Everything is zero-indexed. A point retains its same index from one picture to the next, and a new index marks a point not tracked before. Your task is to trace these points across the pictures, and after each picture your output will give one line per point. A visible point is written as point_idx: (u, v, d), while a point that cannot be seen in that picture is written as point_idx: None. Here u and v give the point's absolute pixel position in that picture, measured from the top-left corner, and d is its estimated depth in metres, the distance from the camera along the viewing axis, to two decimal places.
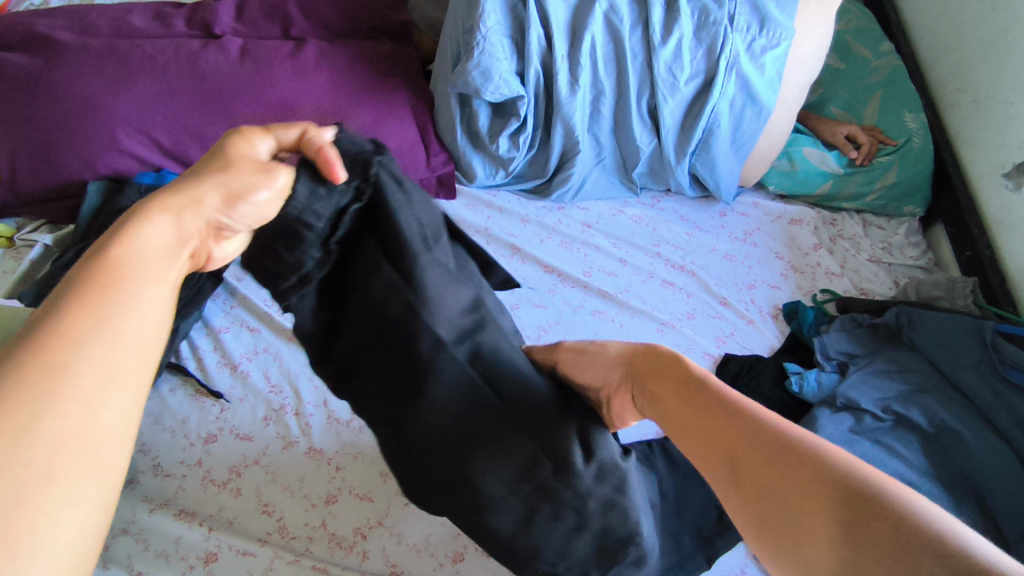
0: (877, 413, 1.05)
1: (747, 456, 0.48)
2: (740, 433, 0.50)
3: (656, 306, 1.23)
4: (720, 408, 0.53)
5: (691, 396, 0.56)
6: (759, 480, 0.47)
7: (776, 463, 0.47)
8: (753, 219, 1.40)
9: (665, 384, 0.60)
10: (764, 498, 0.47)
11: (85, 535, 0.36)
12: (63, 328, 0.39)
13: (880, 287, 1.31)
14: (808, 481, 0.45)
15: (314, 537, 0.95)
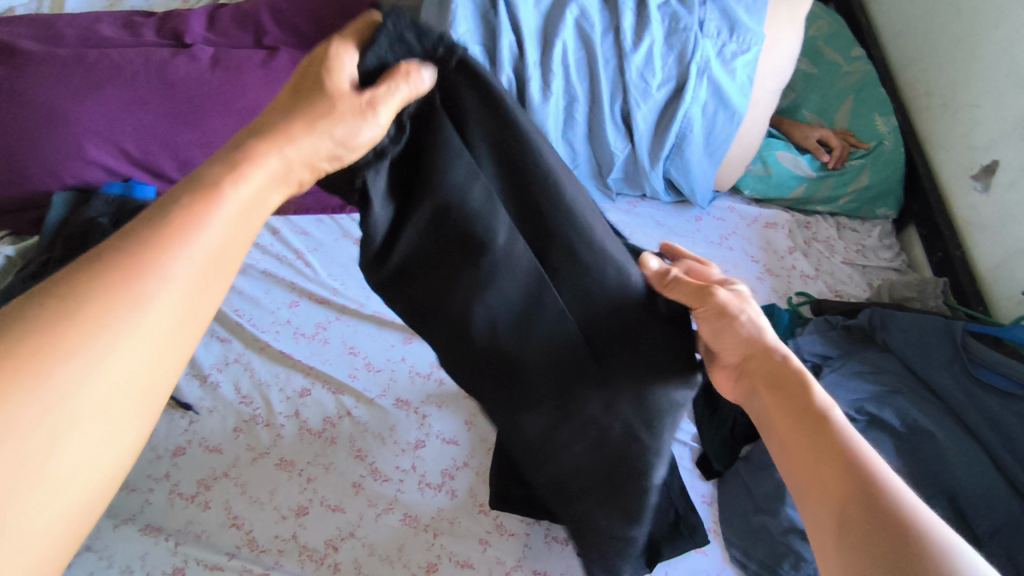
0: (850, 413, 1.05)
1: (856, 515, 0.48)
2: (850, 489, 0.50)
3: None
4: (840, 455, 0.52)
5: (813, 426, 0.56)
6: (861, 544, 0.47)
7: (885, 534, 0.46)
8: (728, 223, 1.41)
9: (784, 404, 0.59)
10: (859, 563, 0.46)
11: (98, 481, 0.37)
12: (149, 257, 0.39)
13: (854, 289, 1.32)
14: (892, 555, 0.45)
15: (284, 549, 0.93)
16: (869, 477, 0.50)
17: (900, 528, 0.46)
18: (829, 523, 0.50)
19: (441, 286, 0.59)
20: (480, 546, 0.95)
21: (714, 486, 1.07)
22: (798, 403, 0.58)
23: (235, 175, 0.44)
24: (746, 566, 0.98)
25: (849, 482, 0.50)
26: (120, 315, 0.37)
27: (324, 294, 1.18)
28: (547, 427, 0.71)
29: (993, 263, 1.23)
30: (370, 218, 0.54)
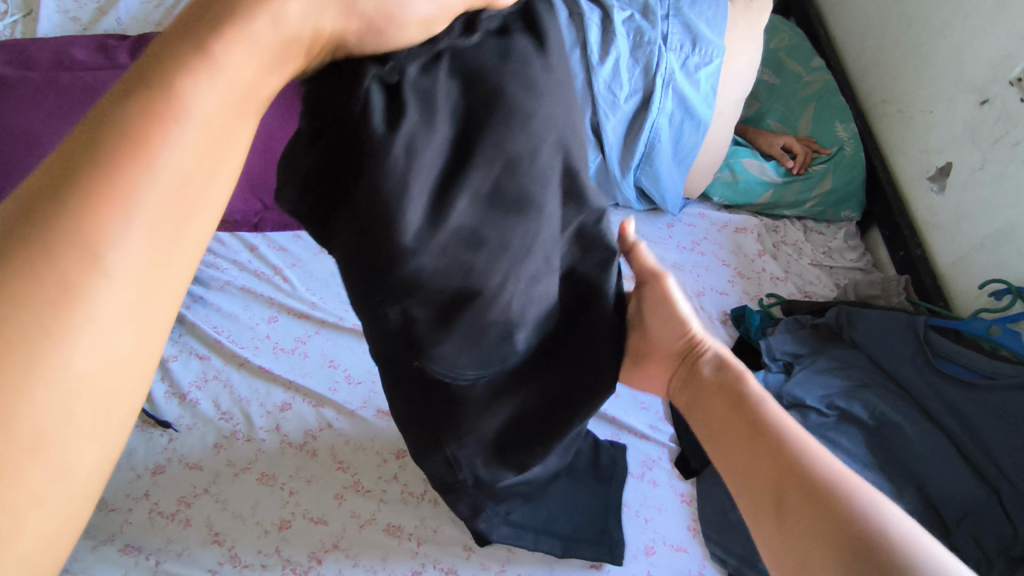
0: (822, 409, 1.08)
1: (793, 490, 0.51)
2: (783, 467, 0.52)
3: None
4: (761, 434, 0.56)
5: (744, 412, 0.59)
6: (796, 517, 0.49)
7: (813, 504, 0.48)
8: (700, 229, 1.45)
9: (721, 397, 0.63)
10: (795, 534, 0.49)
11: (59, 527, 0.25)
12: (88, 192, 0.25)
13: (822, 289, 1.36)
14: (825, 526, 0.47)
15: (267, 564, 0.93)
16: (797, 452, 0.53)
17: (826, 497, 0.48)
18: (766, 499, 0.52)
19: (474, 272, 0.45)
20: (464, 552, 0.96)
21: (692, 485, 1.09)
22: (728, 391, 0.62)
23: (203, 54, 0.29)
24: (727, 562, 1.00)
25: (777, 456, 0.54)
26: (79, 258, 0.25)
27: (303, 309, 1.18)
28: (495, 412, 0.62)
29: (951, 260, 1.28)
30: (408, 154, 0.39)
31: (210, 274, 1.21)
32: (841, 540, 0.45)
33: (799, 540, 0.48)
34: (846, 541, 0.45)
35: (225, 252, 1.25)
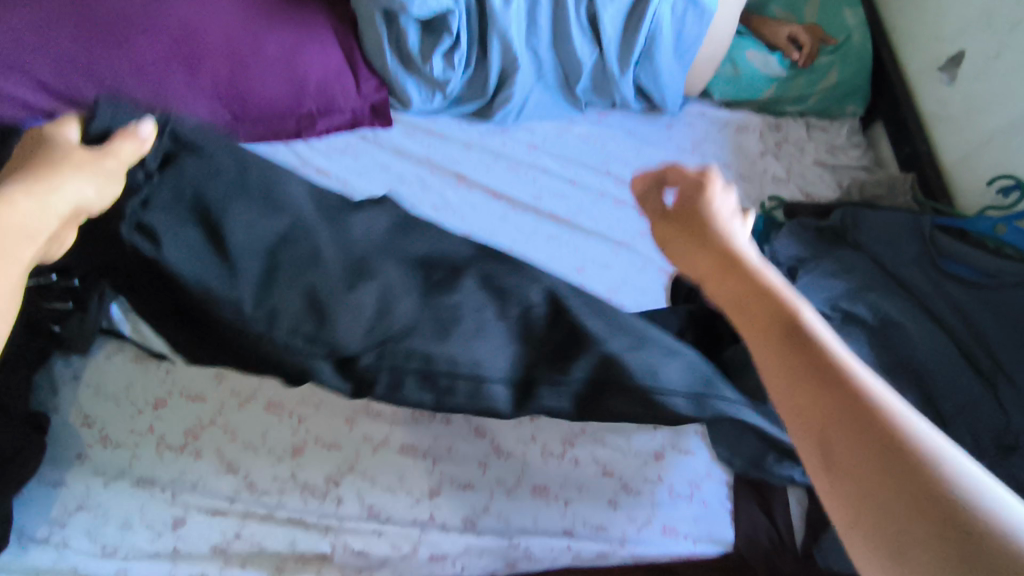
0: (826, 311, 1.09)
1: (841, 444, 0.46)
2: (851, 416, 0.47)
3: (609, 226, 1.23)
4: (810, 354, 0.52)
5: (801, 347, 0.53)
6: (846, 463, 0.46)
7: (891, 479, 0.43)
8: (699, 129, 1.38)
9: (761, 312, 0.56)
10: (895, 531, 0.42)
11: None
12: None
13: (824, 189, 1.33)
14: (898, 486, 0.43)
15: (284, 489, 0.94)
16: (829, 352, 0.52)
17: (908, 458, 0.44)
18: (810, 431, 0.49)
19: None
20: (479, 469, 0.99)
21: None
22: (777, 319, 0.55)
23: None
24: (732, 462, 1.04)
25: (830, 406, 0.48)
26: None
27: None
28: None
29: (958, 155, 1.25)
30: None
31: None
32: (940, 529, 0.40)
33: (867, 516, 0.43)
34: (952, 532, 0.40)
35: None
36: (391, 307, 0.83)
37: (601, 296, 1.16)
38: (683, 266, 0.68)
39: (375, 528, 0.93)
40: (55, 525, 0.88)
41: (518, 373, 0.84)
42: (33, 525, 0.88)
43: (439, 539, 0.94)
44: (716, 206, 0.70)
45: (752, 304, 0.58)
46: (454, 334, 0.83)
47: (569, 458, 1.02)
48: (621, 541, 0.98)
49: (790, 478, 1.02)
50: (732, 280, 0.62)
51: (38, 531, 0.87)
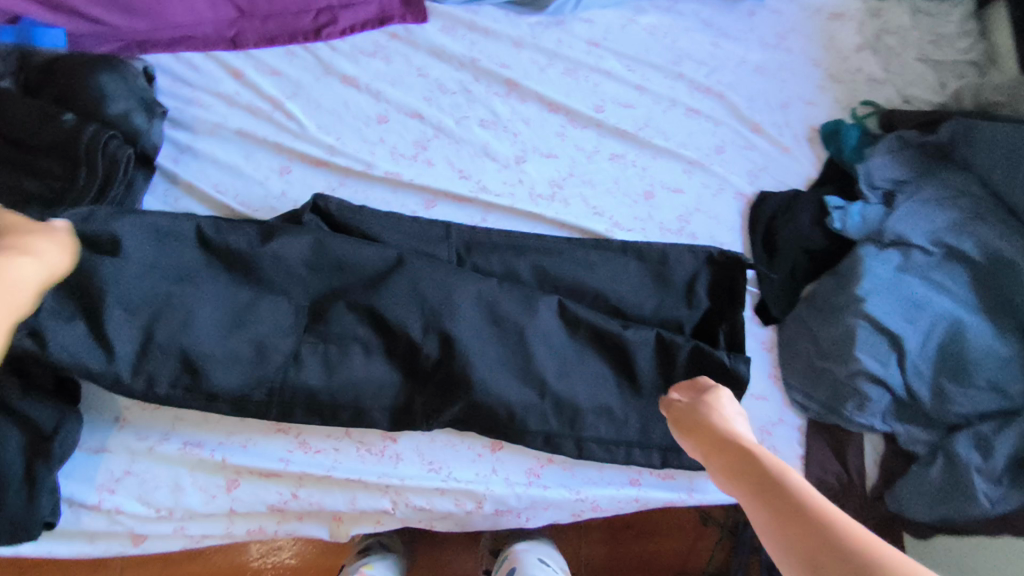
0: (926, 247, 0.98)
1: None
2: (840, 550, 0.50)
3: (680, 142, 1.08)
4: (810, 524, 0.53)
5: (776, 492, 0.57)
6: None
7: None
8: (786, 17, 1.17)
9: (745, 483, 0.60)
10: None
11: None
12: None
13: (926, 92, 1.15)
14: None
15: (339, 446, 0.90)
16: (791, 480, 0.58)
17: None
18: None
19: None
20: None
21: (774, 331, 1.03)
22: (763, 480, 0.59)
23: None
24: (808, 409, 0.98)
25: (834, 556, 0.50)
26: None
27: (320, 154, 0.95)
28: None
29: None
30: None
31: (193, 114, 0.94)
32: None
33: None
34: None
35: (204, 82, 0.96)
36: (341, 364, 0.84)
37: (671, 224, 1.03)
38: (687, 452, 0.69)
39: (437, 486, 0.91)
40: (103, 490, 0.84)
41: (399, 401, 0.86)
42: (83, 491, 0.83)
43: (502, 493, 0.91)
44: (720, 393, 0.73)
45: (752, 486, 0.60)
46: (341, 366, 0.84)
47: None
48: (689, 492, 0.96)
49: (870, 426, 0.96)
50: (725, 474, 0.63)
51: (88, 496, 0.83)
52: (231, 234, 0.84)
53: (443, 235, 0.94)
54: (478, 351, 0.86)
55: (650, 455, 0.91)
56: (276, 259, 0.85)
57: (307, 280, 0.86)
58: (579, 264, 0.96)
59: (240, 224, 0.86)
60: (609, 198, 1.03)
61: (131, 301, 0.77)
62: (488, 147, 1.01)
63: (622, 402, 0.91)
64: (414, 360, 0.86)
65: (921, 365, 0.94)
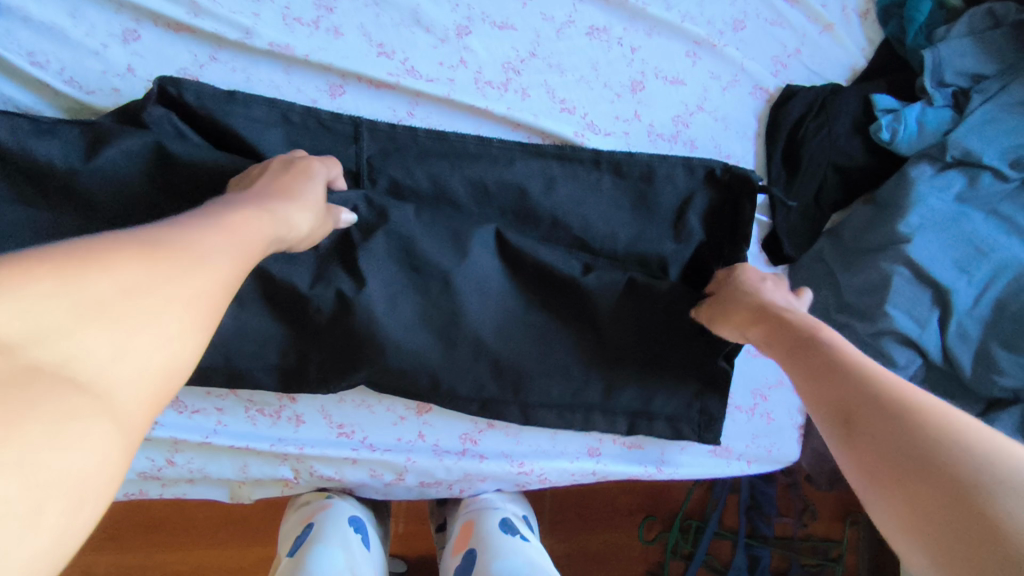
0: (1003, 170, 0.73)
1: (863, 416, 0.43)
2: (856, 393, 0.45)
3: (687, 12, 0.79)
4: (831, 362, 0.49)
5: (806, 349, 0.53)
6: (869, 435, 0.42)
7: (894, 431, 0.40)
8: None
9: (780, 343, 0.57)
10: (887, 467, 0.39)
11: (85, 485, 0.29)
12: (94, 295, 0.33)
13: None
14: (901, 432, 0.40)
15: (223, 408, 0.71)
16: (827, 335, 0.53)
17: (901, 416, 0.41)
18: (834, 416, 0.46)
19: None
20: None
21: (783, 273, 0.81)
22: (799, 335, 0.55)
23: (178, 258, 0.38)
24: None
25: (851, 388, 0.46)
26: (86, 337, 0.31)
27: (179, 16, 0.67)
28: None
29: None
30: None
31: None
32: (919, 466, 0.37)
33: (874, 465, 0.40)
34: (922, 467, 0.37)
35: None
36: None
37: (662, 127, 0.78)
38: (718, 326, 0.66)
39: (347, 456, 0.74)
40: None
41: (289, 362, 0.66)
42: None
43: (431, 465, 0.76)
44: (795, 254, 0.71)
45: (779, 338, 0.57)
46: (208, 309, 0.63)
47: None
48: (657, 468, 0.81)
49: None
50: (760, 336, 0.60)
51: None
52: (36, 134, 0.60)
53: (351, 136, 0.70)
54: (394, 296, 0.66)
55: (614, 424, 0.74)
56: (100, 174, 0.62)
57: (153, 200, 0.63)
58: (532, 179, 0.73)
59: (59, 123, 0.61)
60: (583, 89, 0.77)
61: None
62: (418, 12, 0.73)
63: (579, 360, 0.72)
64: (304, 310, 0.65)
65: (968, 326, 0.73)
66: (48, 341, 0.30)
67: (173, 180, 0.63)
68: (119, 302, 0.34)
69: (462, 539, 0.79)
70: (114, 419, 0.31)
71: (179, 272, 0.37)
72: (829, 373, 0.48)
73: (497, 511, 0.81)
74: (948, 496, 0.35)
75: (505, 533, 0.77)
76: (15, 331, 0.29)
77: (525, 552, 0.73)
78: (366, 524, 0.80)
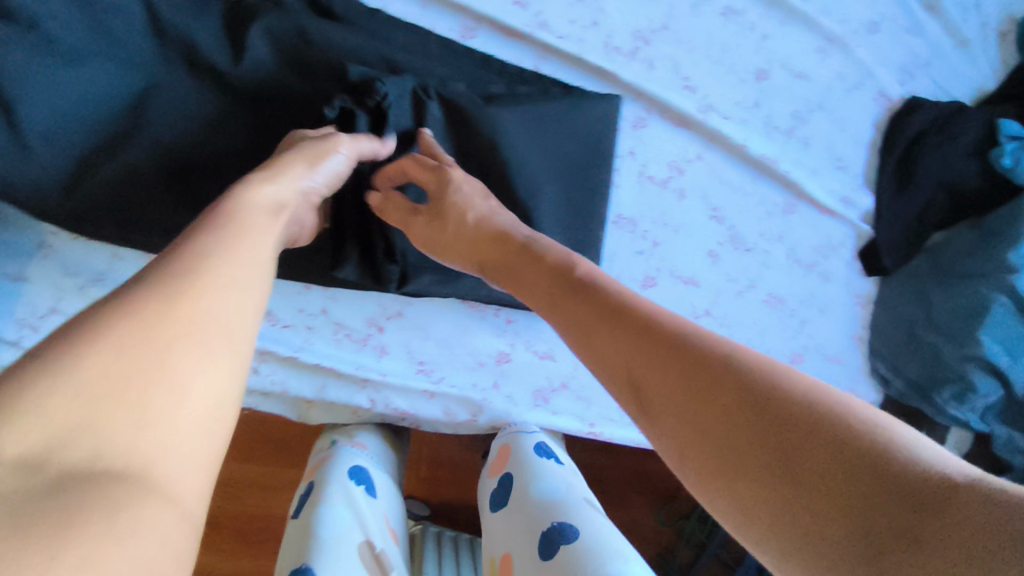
0: None
1: (656, 380, 0.36)
2: (643, 354, 0.37)
3: (822, 6, 0.78)
4: (612, 319, 0.41)
5: (572, 298, 0.45)
6: (670, 401, 0.34)
7: (700, 391, 0.33)
8: None
9: (542, 281, 0.49)
10: (716, 462, 0.31)
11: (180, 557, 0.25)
12: (95, 334, 0.27)
13: None
14: (710, 399, 0.32)
15: (314, 327, 0.72)
16: (591, 284, 0.45)
17: (731, 384, 0.32)
18: (628, 402, 0.37)
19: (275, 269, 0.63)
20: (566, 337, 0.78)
21: (873, 284, 0.83)
22: (557, 277, 0.48)
23: (206, 258, 0.34)
24: (889, 382, 0.82)
25: (655, 354, 0.37)
26: (150, 387, 0.27)
27: None
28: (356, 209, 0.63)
29: None
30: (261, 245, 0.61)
31: None
32: (778, 444, 0.29)
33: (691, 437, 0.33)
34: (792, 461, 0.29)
35: None
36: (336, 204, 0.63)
37: (781, 119, 0.78)
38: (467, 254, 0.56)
39: (426, 390, 0.76)
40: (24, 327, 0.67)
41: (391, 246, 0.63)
42: None
43: (504, 410, 0.77)
44: None
45: (550, 288, 0.48)
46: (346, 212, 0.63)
47: None
48: None
49: (961, 421, 0.77)
50: (520, 285, 0.52)
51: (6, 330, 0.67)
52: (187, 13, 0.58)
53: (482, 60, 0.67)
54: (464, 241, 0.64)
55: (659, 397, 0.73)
56: (249, 71, 0.59)
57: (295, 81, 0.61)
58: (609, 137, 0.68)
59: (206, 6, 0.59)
60: (709, 71, 0.77)
61: (74, 112, 0.53)
62: None
63: None
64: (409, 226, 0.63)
65: None
66: (76, 441, 0.24)
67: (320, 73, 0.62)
68: (144, 345, 0.28)
69: (501, 460, 0.72)
70: (177, 511, 0.25)
71: (156, 407, 0.26)
72: (610, 342, 0.40)
73: (535, 435, 0.73)
74: (816, 493, 0.27)
75: (542, 458, 0.69)
76: (47, 437, 0.24)
77: (562, 475, 0.66)
78: (368, 473, 0.71)
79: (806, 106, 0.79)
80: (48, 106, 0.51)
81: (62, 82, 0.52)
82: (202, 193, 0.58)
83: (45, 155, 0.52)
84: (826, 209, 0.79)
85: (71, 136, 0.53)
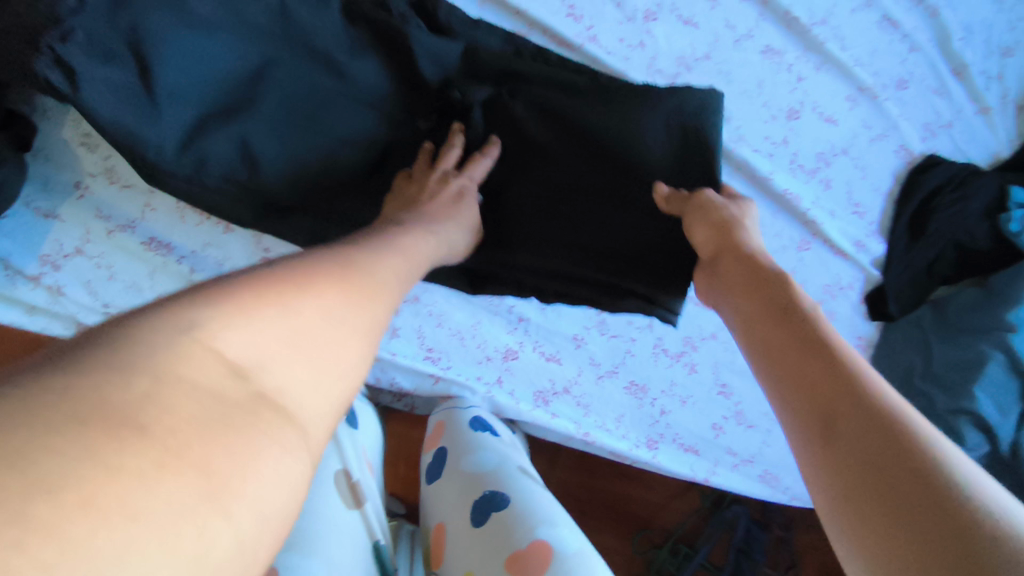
0: None
1: (815, 374, 0.40)
2: (813, 355, 0.41)
3: (857, 56, 0.80)
4: (799, 322, 0.45)
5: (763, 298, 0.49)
6: (822, 392, 0.39)
7: (846, 394, 0.37)
8: None
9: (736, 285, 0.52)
10: (831, 449, 0.36)
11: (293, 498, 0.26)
12: (282, 279, 0.34)
13: None
14: (852, 403, 0.36)
15: None
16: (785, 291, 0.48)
17: (865, 403, 0.36)
18: (788, 377, 0.42)
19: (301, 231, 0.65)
20: (573, 343, 0.78)
21: (877, 328, 0.85)
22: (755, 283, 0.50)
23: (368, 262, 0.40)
24: None
25: (829, 356, 0.41)
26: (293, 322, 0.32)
27: None
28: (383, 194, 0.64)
29: None
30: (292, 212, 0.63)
31: None
32: (881, 451, 0.33)
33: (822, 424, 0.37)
34: (890, 475, 0.32)
35: None
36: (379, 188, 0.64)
37: (807, 158, 0.81)
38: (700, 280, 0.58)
39: (433, 374, 0.77)
40: (47, 264, 0.69)
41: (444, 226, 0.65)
42: (22, 257, 0.69)
43: (505, 405, 0.78)
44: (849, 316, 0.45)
45: (738, 291, 0.51)
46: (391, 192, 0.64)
47: (684, 361, 0.80)
48: (705, 477, 0.83)
49: None
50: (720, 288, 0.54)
51: (29, 265, 0.69)
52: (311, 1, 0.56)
53: None
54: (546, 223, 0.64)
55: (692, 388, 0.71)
56: (365, 83, 0.60)
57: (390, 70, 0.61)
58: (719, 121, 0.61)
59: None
60: (744, 103, 0.79)
61: (192, 75, 0.53)
62: None
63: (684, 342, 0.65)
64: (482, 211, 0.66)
65: None
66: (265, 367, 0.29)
67: (432, 103, 0.64)
68: (302, 304, 0.33)
69: (434, 440, 0.72)
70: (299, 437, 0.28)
71: (299, 358, 0.31)
72: (787, 336, 0.45)
73: (470, 411, 0.74)
74: (891, 512, 0.31)
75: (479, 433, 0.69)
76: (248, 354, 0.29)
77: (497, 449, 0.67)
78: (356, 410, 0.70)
79: (832, 149, 0.82)
80: (180, 72, 0.52)
81: (198, 50, 0.52)
82: (303, 170, 0.60)
83: (171, 114, 0.52)
84: (840, 251, 0.82)
85: (192, 96, 0.53)
